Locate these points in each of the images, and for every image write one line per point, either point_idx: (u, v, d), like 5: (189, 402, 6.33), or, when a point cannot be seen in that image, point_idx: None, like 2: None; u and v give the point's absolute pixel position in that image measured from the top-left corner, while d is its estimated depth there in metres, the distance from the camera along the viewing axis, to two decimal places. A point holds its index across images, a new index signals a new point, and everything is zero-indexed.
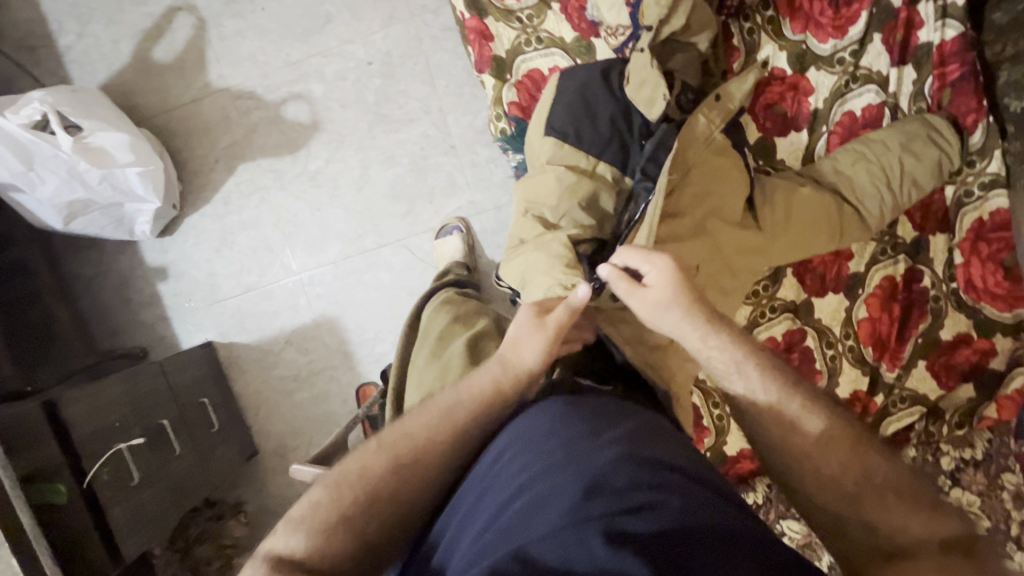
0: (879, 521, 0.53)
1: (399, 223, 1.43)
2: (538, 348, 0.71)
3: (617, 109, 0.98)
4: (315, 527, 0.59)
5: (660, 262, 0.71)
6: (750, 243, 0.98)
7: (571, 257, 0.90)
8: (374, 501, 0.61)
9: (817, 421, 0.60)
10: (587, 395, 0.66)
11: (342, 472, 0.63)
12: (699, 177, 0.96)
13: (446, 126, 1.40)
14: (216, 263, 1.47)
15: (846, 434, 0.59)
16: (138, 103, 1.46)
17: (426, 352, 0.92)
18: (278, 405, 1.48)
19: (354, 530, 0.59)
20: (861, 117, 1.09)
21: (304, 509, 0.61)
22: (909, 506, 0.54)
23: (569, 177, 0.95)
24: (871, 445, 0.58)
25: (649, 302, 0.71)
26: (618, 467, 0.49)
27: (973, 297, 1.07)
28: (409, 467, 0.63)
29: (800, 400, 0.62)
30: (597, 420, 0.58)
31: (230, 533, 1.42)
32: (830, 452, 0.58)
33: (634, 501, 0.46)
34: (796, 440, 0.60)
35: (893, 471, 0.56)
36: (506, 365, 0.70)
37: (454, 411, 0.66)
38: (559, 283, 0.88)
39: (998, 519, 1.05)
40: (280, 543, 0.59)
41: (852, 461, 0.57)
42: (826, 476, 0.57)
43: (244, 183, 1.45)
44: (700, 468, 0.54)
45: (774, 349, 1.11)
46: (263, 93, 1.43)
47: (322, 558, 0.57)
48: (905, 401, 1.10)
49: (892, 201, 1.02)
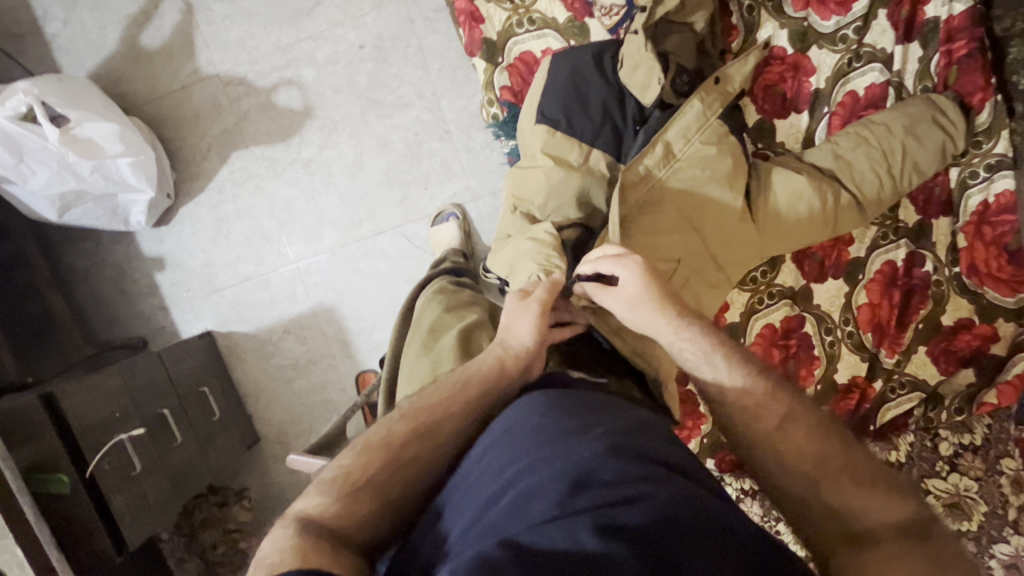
0: (839, 501, 0.54)
1: (395, 210, 1.41)
2: (525, 324, 0.72)
3: (610, 95, 0.97)
4: (346, 487, 0.58)
5: (634, 262, 0.70)
6: (738, 234, 0.97)
7: (556, 243, 0.88)
8: (402, 464, 0.61)
9: (780, 408, 0.61)
10: (574, 388, 0.64)
11: (369, 438, 0.63)
12: (691, 166, 0.94)
13: (440, 111, 1.37)
14: (213, 253, 1.47)
15: (808, 421, 0.60)
16: (128, 91, 1.44)
17: (417, 343, 0.91)
18: (277, 393, 1.49)
19: (384, 491, 0.59)
20: (864, 97, 1.05)
21: (334, 473, 0.59)
22: (870, 491, 0.54)
23: (558, 171, 0.93)
24: (834, 429, 0.59)
25: (623, 300, 0.70)
26: (606, 459, 0.48)
27: (976, 281, 1.05)
28: (431, 434, 0.63)
29: (766, 386, 0.63)
30: (583, 413, 0.56)
31: (235, 518, 1.44)
32: (794, 435, 0.59)
33: (624, 494, 0.45)
34: (763, 423, 0.60)
35: (855, 455, 0.57)
36: (507, 347, 0.72)
37: (464, 384, 0.68)
38: (542, 268, 0.84)
39: (995, 505, 1.06)
40: (310, 503, 0.57)
41: (816, 443, 0.58)
42: (790, 457, 0.58)
43: (238, 171, 1.44)
44: (687, 467, 0.52)
45: (772, 335, 1.10)
46: (253, 79, 1.41)
47: (353, 517, 0.56)
48: (904, 387, 1.09)
49: (892, 186, 1.00)
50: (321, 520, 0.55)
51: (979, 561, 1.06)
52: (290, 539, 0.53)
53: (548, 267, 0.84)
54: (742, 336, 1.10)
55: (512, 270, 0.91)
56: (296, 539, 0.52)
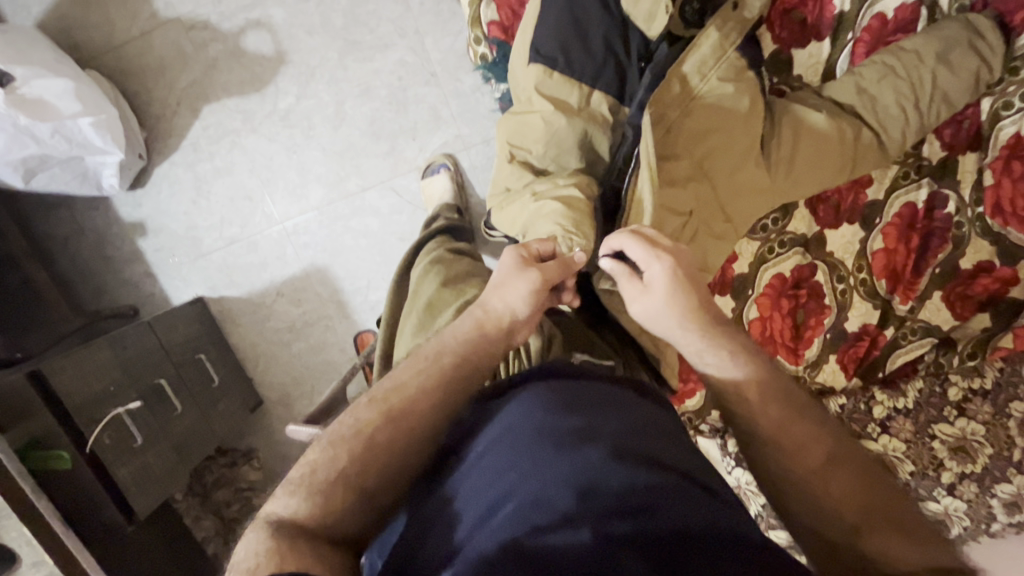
0: (877, 553, 0.48)
1: (382, 163, 1.33)
2: (524, 292, 0.68)
3: (611, 25, 0.86)
4: (313, 486, 0.53)
5: (670, 260, 0.64)
6: (753, 179, 0.91)
7: (583, 206, 0.81)
8: (374, 452, 0.56)
9: (819, 438, 0.54)
10: (578, 380, 0.58)
11: (334, 431, 0.58)
12: (705, 110, 0.86)
13: (425, 51, 1.28)
14: (195, 216, 1.39)
15: (846, 454, 0.54)
16: (80, 41, 1.31)
17: (413, 321, 0.85)
18: (276, 356, 1.47)
19: (358, 483, 0.54)
20: (893, 20, 0.97)
21: (301, 471, 0.55)
22: (909, 539, 0.49)
23: (557, 116, 0.85)
24: (876, 474, 0.53)
25: (656, 298, 0.63)
26: (614, 466, 0.45)
27: (1001, 222, 0.99)
28: (403, 418, 0.58)
29: (805, 410, 0.57)
30: (590, 411, 0.52)
31: (245, 478, 1.47)
32: (834, 478, 0.52)
33: (635, 506, 0.42)
34: (799, 461, 0.53)
35: (894, 499, 0.51)
36: (487, 308, 0.68)
37: (460, 366, 0.63)
38: (562, 227, 0.79)
39: (1001, 447, 1.02)
40: (279, 505, 0.53)
41: (856, 490, 0.51)
42: (828, 502, 0.51)
43: (212, 126, 1.34)
44: (698, 472, 0.49)
45: (782, 285, 1.04)
46: (217, 22, 1.29)
47: (328, 513, 0.52)
48: (916, 333, 1.06)
49: (919, 122, 0.93)
50: (295, 521, 0.51)
51: (979, 501, 1.04)
52: (265, 543, 0.49)
53: (569, 230, 0.78)
54: (750, 287, 1.04)
55: (529, 232, 0.85)
56: (270, 542, 0.49)
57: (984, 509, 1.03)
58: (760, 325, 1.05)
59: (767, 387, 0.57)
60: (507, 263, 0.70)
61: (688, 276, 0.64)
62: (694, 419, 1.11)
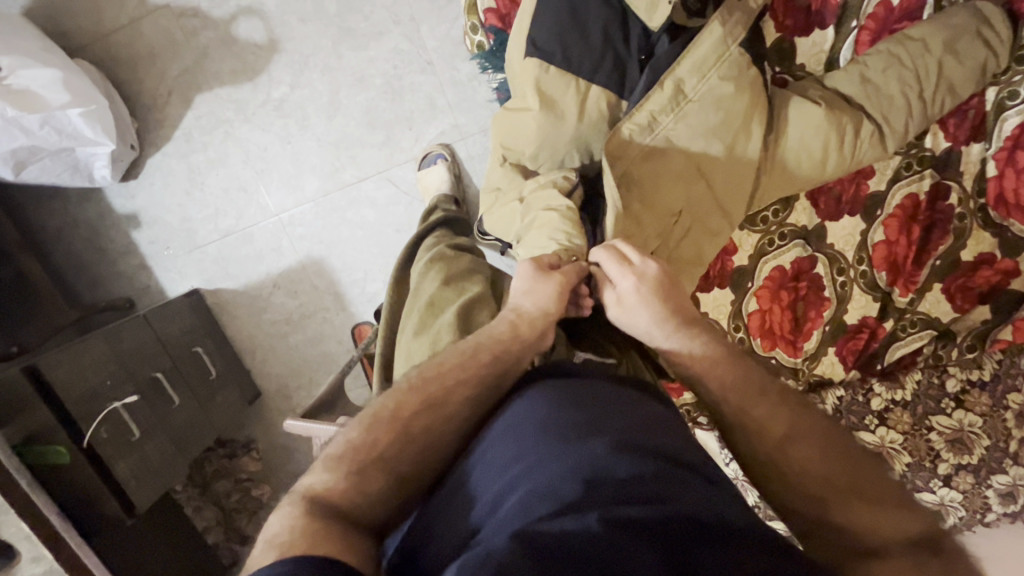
0: (846, 521, 0.49)
1: (378, 153, 1.32)
2: (552, 294, 0.68)
3: (611, 15, 0.84)
4: (352, 463, 0.52)
5: (636, 278, 0.67)
6: (750, 177, 0.89)
7: (572, 213, 0.79)
8: (413, 437, 0.56)
9: (785, 416, 0.56)
10: (583, 377, 0.58)
11: (376, 410, 0.57)
12: (702, 110, 0.84)
13: (420, 39, 1.25)
14: (189, 208, 1.38)
15: (812, 428, 0.55)
16: (68, 29, 1.28)
17: (412, 324, 0.84)
18: (273, 347, 1.46)
19: (394, 466, 0.54)
20: (898, 8, 0.96)
21: (339, 448, 0.54)
22: (873, 505, 0.49)
23: (547, 120, 0.82)
24: (842, 445, 0.54)
25: (623, 310, 0.68)
26: (618, 457, 0.45)
27: (1002, 214, 0.99)
28: (441, 406, 0.58)
29: (772, 391, 0.58)
30: (592, 406, 0.52)
31: (245, 469, 1.48)
32: (798, 450, 0.53)
33: (639, 495, 0.42)
34: (766, 439, 0.55)
35: (860, 468, 0.52)
36: (520, 311, 0.68)
37: (478, 356, 0.63)
38: (556, 242, 0.77)
39: (998, 438, 1.03)
40: (317, 480, 0.51)
41: (821, 459, 0.52)
42: (795, 475, 0.52)
43: (204, 117, 1.32)
44: (702, 465, 0.50)
45: (782, 278, 1.03)
46: (207, 9, 1.26)
47: (362, 494, 0.51)
48: (916, 325, 1.06)
49: (922, 113, 0.92)
50: (330, 499, 0.50)
51: (975, 492, 1.04)
52: (300, 518, 0.47)
53: (568, 246, 0.76)
54: (749, 279, 1.03)
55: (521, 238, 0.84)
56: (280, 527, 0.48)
57: (980, 499, 1.04)
58: (760, 317, 1.04)
59: (731, 370, 0.60)
60: (524, 270, 0.71)
61: (657, 288, 0.67)
62: (693, 412, 1.08)
